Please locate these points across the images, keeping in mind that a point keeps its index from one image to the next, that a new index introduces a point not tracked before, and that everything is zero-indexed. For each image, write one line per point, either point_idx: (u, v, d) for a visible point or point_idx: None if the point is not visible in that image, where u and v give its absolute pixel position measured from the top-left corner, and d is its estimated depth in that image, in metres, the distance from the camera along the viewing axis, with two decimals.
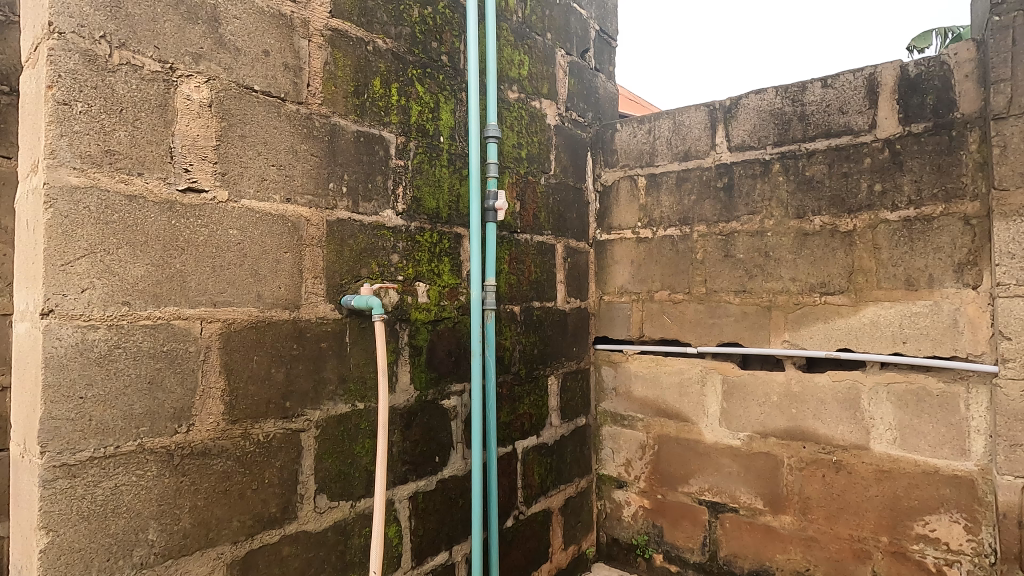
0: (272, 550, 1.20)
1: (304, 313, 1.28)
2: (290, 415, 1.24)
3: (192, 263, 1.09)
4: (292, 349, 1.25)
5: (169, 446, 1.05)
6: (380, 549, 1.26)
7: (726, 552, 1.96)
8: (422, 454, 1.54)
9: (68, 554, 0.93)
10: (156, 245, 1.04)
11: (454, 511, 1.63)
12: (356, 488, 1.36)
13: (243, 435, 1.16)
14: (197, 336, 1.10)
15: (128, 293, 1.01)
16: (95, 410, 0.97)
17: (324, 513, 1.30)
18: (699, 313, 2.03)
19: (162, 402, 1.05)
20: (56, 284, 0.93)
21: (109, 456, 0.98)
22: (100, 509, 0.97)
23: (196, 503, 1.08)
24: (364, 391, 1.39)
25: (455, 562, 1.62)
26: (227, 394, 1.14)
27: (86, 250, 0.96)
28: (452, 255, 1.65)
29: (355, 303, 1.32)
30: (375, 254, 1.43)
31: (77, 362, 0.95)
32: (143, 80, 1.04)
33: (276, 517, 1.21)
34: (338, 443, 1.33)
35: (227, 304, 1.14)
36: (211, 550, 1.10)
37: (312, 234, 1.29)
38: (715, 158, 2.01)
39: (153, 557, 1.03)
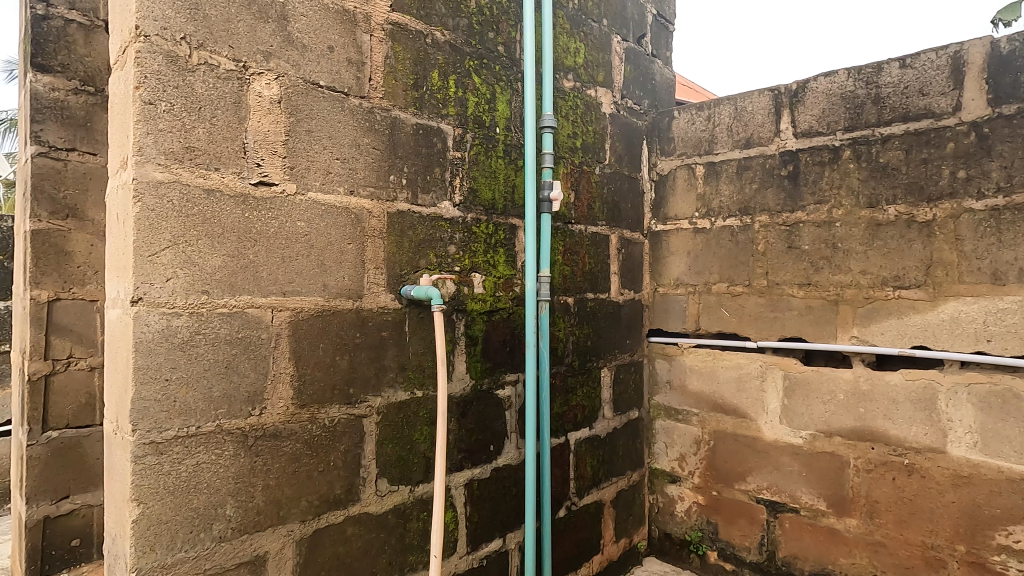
0: (337, 529, 1.25)
1: (366, 303, 1.31)
2: (354, 401, 1.28)
3: (264, 253, 1.14)
4: (355, 338, 1.29)
5: (244, 428, 1.11)
6: (439, 533, 1.29)
7: (786, 554, 1.90)
8: (478, 442, 1.57)
9: (156, 525, 1.00)
10: (231, 236, 1.09)
11: (508, 499, 1.65)
12: (414, 474, 1.40)
13: (311, 419, 1.21)
14: (269, 324, 1.15)
15: (207, 282, 1.06)
16: (179, 391, 1.03)
17: (385, 496, 1.34)
18: (760, 307, 1.96)
19: (238, 385, 1.11)
20: (144, 273, 0.99)
21: (191, 436, 1.04)
22: (183, 485, 1.03)
23: (268, 482, 1.14)
24: (423, 379, 1.42)
25: (508, 549, 1.65)
26: (296, 379, 1.19)
27: (170, 241, 1.02)
28: (507, 246, 1.66)
29: (414, 294, 1.34)
30: (433, 245, 1.45)
31: (162, 346, 1.01)
32: (219, 79, 1.09)
33: (341, 498, 1.26)
34: (398, 429, 1.37)
35: (295, 294, 1.19)
36: (281, 527, 1.16)
37: (374, 226, 1.33)
38: (779, 145, 1.93)
39: (230, 531, 1.09)
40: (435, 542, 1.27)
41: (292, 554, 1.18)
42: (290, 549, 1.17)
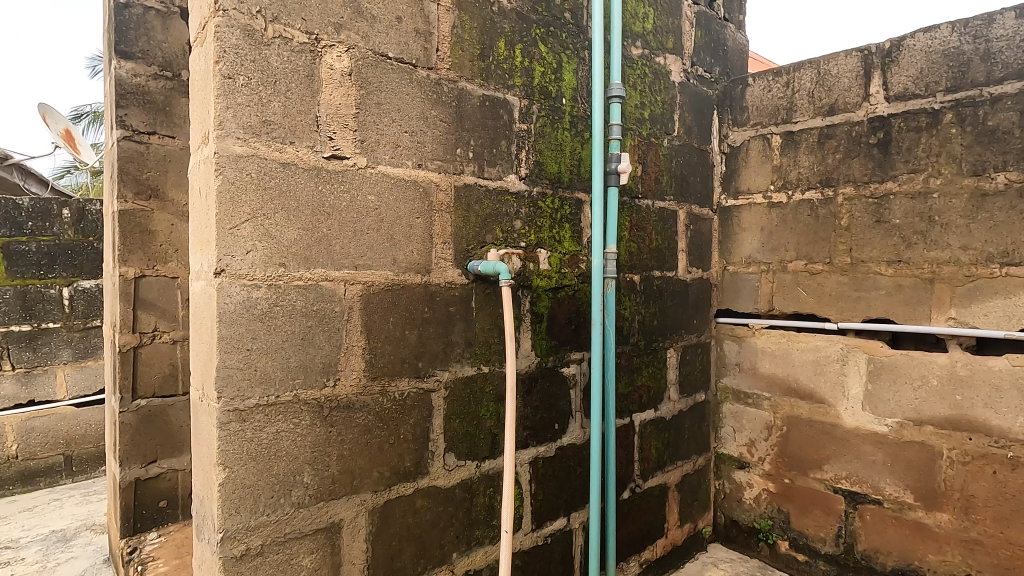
0: (407, 501, 1.27)
1: (434, 278, 1.31)
2: (423, 375, 1.29)
3: (336, 227, 1.15)
4: (423, 312, 1.29)
5: (320, 398, 1.13)
6: (507, 508, 1.29)
7: (866, 547, 1.80)
8: (543, 420, 1.55)
9: (241, 489, 1.03)
10: (306, 209, 1.11)
11: (572, 479, 1.63)
12: (481, 449, 1.40)
13: (382, 392, 1.22)
14: (342, 297, 1.16)
15: (284, 255, 1.08)
16: (259, 361, 1.06)
17: (452, 471, 1.34)
18: (842, 286, 1.84)
19: (313, 357, 1.13)
20: (226, 246, 1.01)
21: (271, 404, 1.07)
22: (265, 452, 1.06)
23: (342, 452, 1.16)
24: (489, 355, 1.41)
25: (573, 528, 1.63)
26: (368, 352, 1.20)
27: (249, 214, 1.04)
28: (573, 221, 1.61)
29: (482, 269, 1.32)
30: (499, 220, 1.43)
31: (244, 317, 1.04)
32: (293, 52, 1.09)
33: (410, 470, 1.27)
34: (465, 404, 1.37)
35: (366, 267, 1.19)
36: (355, 496, 1.18)
37: (441, 199, 1.31)
38: (867, 110, 1.78)
39: (308, 498, 1.12)
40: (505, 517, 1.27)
41: (365, 523, 1.20)
42: (363, 518, 1.20)
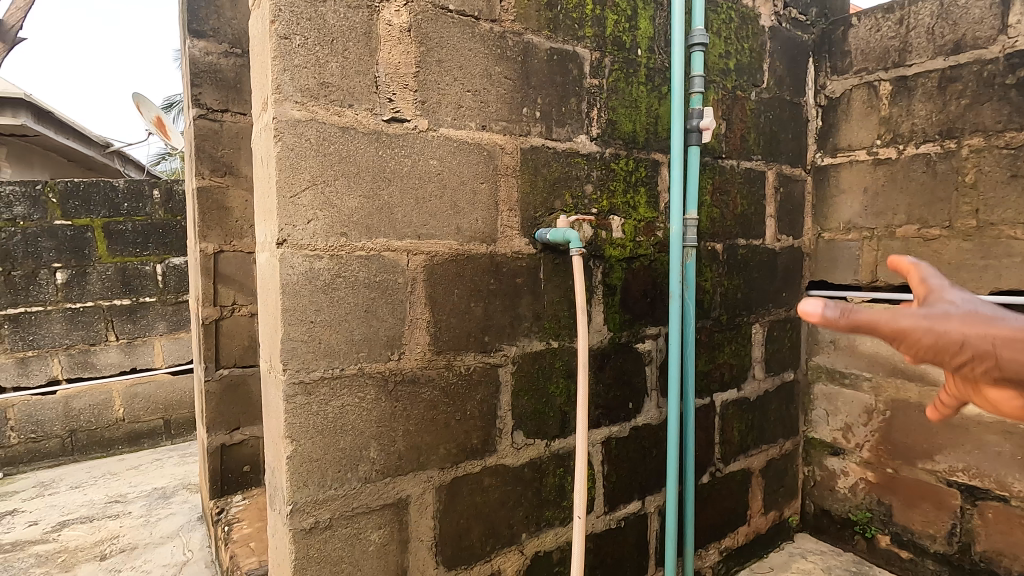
0: (474, 479, 1.22)
1: (500, 247, 1.23)
2: (490, 349, 1.23)
3: (398, 194, 1.09)
4: (489, 284, 1.22)
5: (384, 372, 1.10)
6: (581, 491, 1.22)
7: (985, 549, 1.59)
8: (616, 399, 1.46)
9: (309, 463, 1.02)
10: (367, 176, 1.06)
11: (647, 460, 1.54)
12: (550, 428, 1.33)
13: (447, 366, 1.18)
14: (405, 268, 1.11)
15: (345, 224, 1.04)
16: (323, 333, 1.03)
17: (521, 449, 1.29)
18: (964, 253, 1.60)
19: (377, 330, 1.09)
20: (287, 215, 0.98)
21: (335, 377, 1.05)
22: (331, 425, 1.05)
23: (408, 428, 1.13)
24: (559, 330, 1.33)
25: (647, 513, 1.54)
26: (432, 325, 1.15)
27: (310, 181, 1.00)
28: (649, 185, 1.48)
29: (551, 237, 1.23)
30: (569, 184, 1.33)
31: (307, 288, 1.01)
32: (350, 9, 1.03)
33: (477, 448, 1.22)
34: (534, 380, 1.30)
35: (429, 237, 1.14)
36: (421, 473, 1.15)
37: (506, 163, 1.23)
38: (1004, 45, 1.51)
39: (375, 473, 1.10)
40: (579, 502, 1.21)
41: (432, 500, 1.17)
42: (430, 495, 1.17)
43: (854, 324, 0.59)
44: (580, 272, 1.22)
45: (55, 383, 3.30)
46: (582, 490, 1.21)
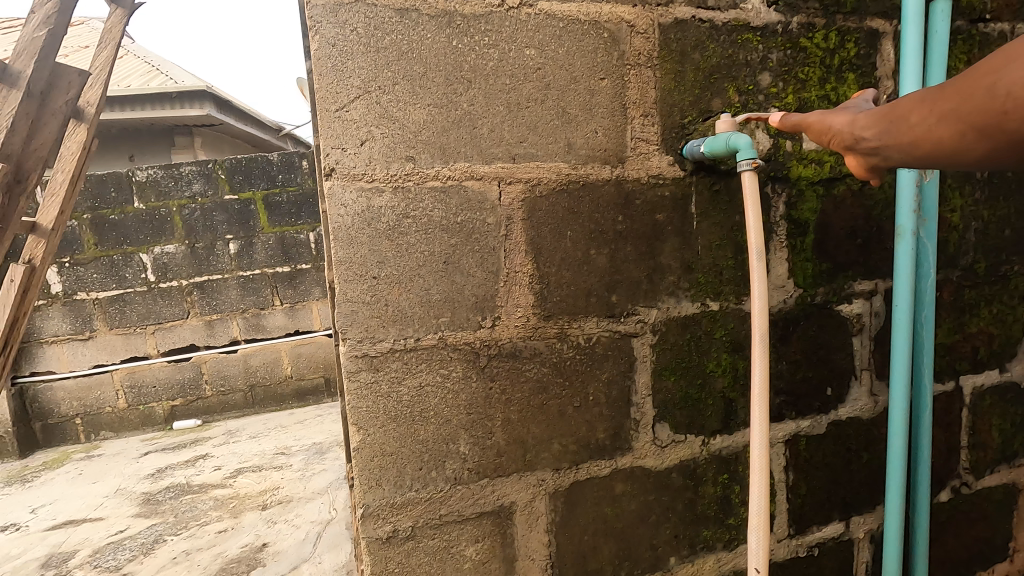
0: (601, 485, 0.92)
1: (630, 170, 0.88)
2: (618, 313, 0.89)
3: (481, 100, 0.79)
4: (616, 223, 0.88)
5: (474, 343, 0.83)
6: (759, 525, 0.85)
7: None
8: (806, 383, 1.03)
9: (381, 457, 0.81)
10: (437, 76, 0.77)
11: (854, 469, 1.09)
12: (709, 422, 0.96)
13: (559, 337, 0.87)
14: (496, 203, 0.82)
15: (411, 145, 0.77)
16: (390, 293, 0.79)
17: (667, 448, 0.95)
18: None
19: (461, 288, 0.82)
20: (333, 135, 0.74)
21: (410, 350, 0.80)
22: (408, 411, 0.81)
23: (509, 417, 0.86)
24: (720, 286, 0.94)
25: (854, 539, 1.11)
26: (537, 281, 0.85)
27: (360, 89, 0.74)
28: (862, 68, 0.99)
29: (706, 150, 0.84)
30: (733, 73, 0.91)
31: (365, 234, 0.77)
32: None
33: (605, 445, 0.91)
34: (683, 355, 0.94)
35: (528, 159, 0.82)
36: (530, 475, 0.88)
37: (638, 47, 0.85)
38: None
39: (467, 473, 0.85)
40: (755, 541, 0.85)
41: (544, 510, 0.89)
42: (542, 503, 0.89)
43: (791, 125, 0.79)
44: (751, 197, 0.82)
45: (236, 343, 3.66)
46: (761, 526, 0.84)
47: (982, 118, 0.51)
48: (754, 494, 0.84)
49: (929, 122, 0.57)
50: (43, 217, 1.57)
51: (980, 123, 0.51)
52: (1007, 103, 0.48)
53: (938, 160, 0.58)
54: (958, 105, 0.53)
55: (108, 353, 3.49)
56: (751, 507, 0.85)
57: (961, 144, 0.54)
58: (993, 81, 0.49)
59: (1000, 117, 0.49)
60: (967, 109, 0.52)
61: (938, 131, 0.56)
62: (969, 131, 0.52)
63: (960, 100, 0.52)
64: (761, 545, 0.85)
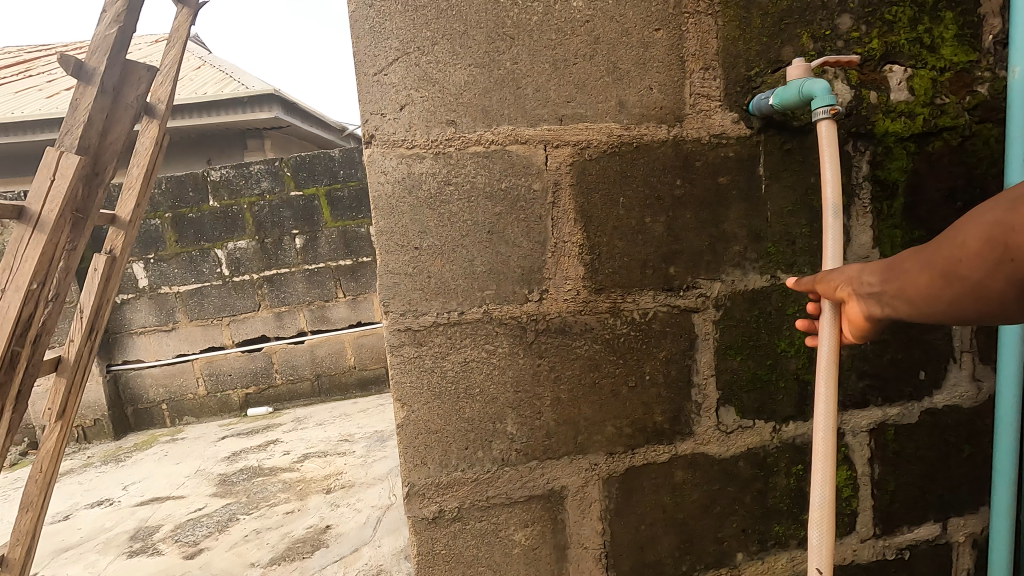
0: (660, 472, 0.85)
1: (690, 130, 0.80)
2: (677, 286, 0.82)
3: (525, 57, 0.74)
4: (674, 187, 0.81)
5: (520, 317, 0.79)
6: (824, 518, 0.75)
7: None
8: (895, 365, 0.92)
9: (426, 434, 0.78)
10: (478, 34, 0.73)
11: (953, 464, 0.96)
12: (780, 406, 0.88)
13: (612, 312, 0.81)
14: (542, 168, 0.77)
15: (452, 108, 0.74)
16: (433, 265, 0.76)
17: (733, 434, 0.87)
18: None
19: (506, 258, 0.78)
20: (373, 100, 0.72)
21: (454, 324, 0.77)
22: (453, 388, 0.78)
23: (559, 396, 0.81)
24: (793, 256, 0.85)
25: (953, 544, 0.98)
26: (588, 251, 0.80)
27: (399, 50, 0.71)
28: (962, 5, 0.87)
29: (775, 102, 0.76)
30: (807, 17, 0.82)
31: (406, 202, 0.74)
32: None
33: (663, 429, 0.85)
34: (750, 333, 0.85)
35: (577, 120, 0.77)
36: (582, 459, 0.83)
37: None
38: None
39: (515, 454, 0.81)
40: (817, 536, 0.75)
41: (598, 497, 0.84)
42: (595, 489, 0.84)
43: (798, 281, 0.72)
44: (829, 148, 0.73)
45: (303, 334, 3.81)
46: (827, 519, 0.74)
47: (952, 265, 0.49)
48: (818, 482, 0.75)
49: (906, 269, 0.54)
50: (122, 209, 1.67)
51: (951, 269, 0.49)
52: (968, 249, 0.47)
53: (918, 311, 0.54)
54: (932, 254, 0.51)
55: (188, 343, 3.72)
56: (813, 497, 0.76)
57: (931, 292, 0.51)
58: (957, 231, 0.49)
59: (963, 263, 0.48)
60: (938, 257, 0.50)
61: (911, 278, 0.53)
62: (940, 277, 0.50)
63: (935, 250, 0.51)
64: (823, 540, 0.75)
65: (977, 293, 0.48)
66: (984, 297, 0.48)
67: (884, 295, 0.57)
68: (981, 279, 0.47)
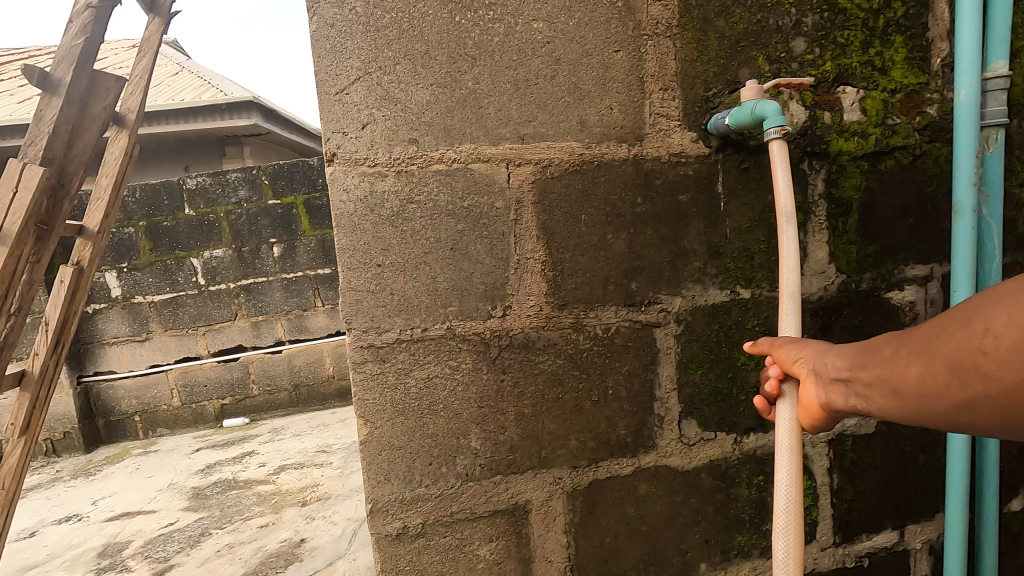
0: (624, 485, 0.86)
1: (650, 149, 0.82)
2: (638, 301, 0.84)
3: (487, 77, 0.76)
4: (635, 205, 0.82)
5: (483, 333, 0.80)
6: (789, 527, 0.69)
7: None
8: None
9: (389, 451, 0.79)
10: (440, 55, 0.74)
11: (910, 472, 0.99)
12: (741, 418, 0.89)
13: (575, 327, 0.82)
14: (505, 186, 0.78)
15: (414, 127, 0.74)
16: (396, 282, 0.76)
17: (695, 447, 0.88)
18: None
19: (469, 275, 0.78)
20: (334, 119, 0.72)
21: (417, 341, 0.78)
22: (416, 404, 0.79)
23: (522, 411, 0.82)
24: (752, 272, 0.87)
25: (910, 550, 1.01)
26: (550, 268, 0.81)
27: (360, 70, 0.72)
28: (911, 30, 0.90)
29: (731, 122, 0.78)
30: (763, 40, 0.84)
31: (369, 220, 0.74)
32: None
33: (627, 442, 0.86)
34: (711, 347, 0.87)
35: (539, 139, 0.78)
36: (546, 473, 0.84)
37: (655, 16, 0.80)
38: None
39: (478, 469, 0.81)
40: (783, 545, 0.69)
41: (562, 510, 0.85)
42: (559, 503, 0.84)
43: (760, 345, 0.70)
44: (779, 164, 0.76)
45: (281, 344, 3.77)
46: (795, 522, 0.68)
47: (969, 361, 0.42)
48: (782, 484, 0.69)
49: (896, 361, 0.49)
50: (90, 220, 1.64)
51: (970, 366, 0.42)
52: (991, 345, 0.41)
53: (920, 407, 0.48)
54: (945, 346, 0.45)
55: (163, 354, 3.66)
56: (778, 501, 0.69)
57: (947, 391, 0.45)
58: (975, 319, 0.42)
59: (986, 358, 0.41)
60: (953, 351, 0.44)
61: (902, 370, 0.48)
62: (947, 374, 0.44)
63: (946, 342, 0.45)
64: (790, 550, 0.69)
65: (1002, 395, 0.41)
66: (999, 405, 0.42)
67: (881, 385, 0.51)
68: (1001, 381, 0.41)
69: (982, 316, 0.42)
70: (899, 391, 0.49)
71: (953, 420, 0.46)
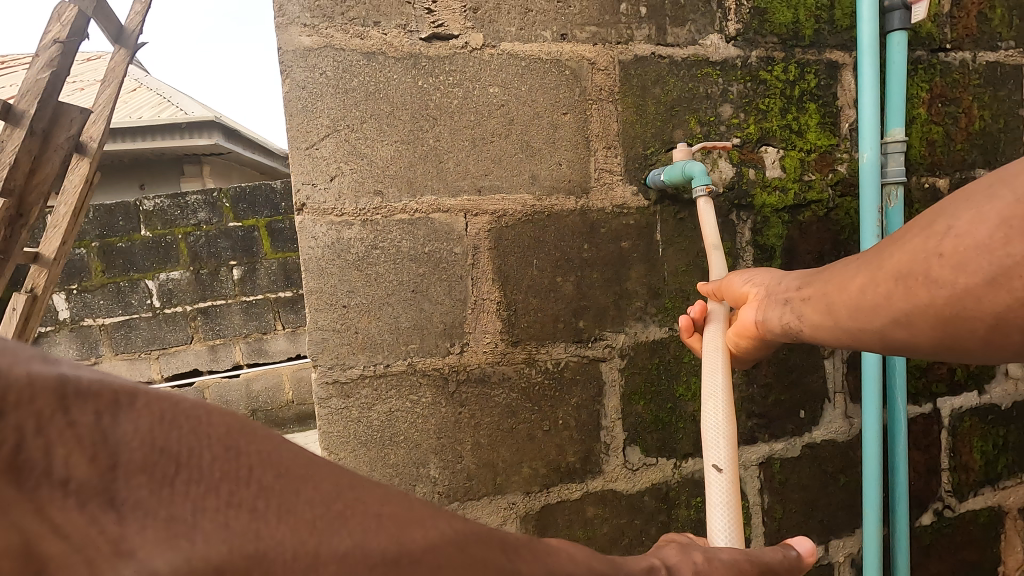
0: (573, 509, 0.93)
1: (595, 201, 0.91)
2: (586, 338, 0.92)
3: (447, 136, 0.83)
4: (582, 250, 0.91)
5: (442, 369, 0.86)
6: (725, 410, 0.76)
7: None
8: (779, 405, 1.05)
9: None
10: (404, 115, 0.81)
11: (832, 492, 1.09)
12: (680, 445, 0.98)
13: (528, 362, 0.89)
14: (463, 234, 0.85)
15: (379, 180, 0.81)
16: (360, 321, 0.82)
17: (638, 471, 0.96)
18: None
19: (430, 315, 0.84)
20: (305, 172, 0.78)
21: (380, 376, 0.83)
22: (378, 436, 0.84)
23: (478, 441, 0.88)
24: (687, 311, 0.96)
25: (834, 563, 1.10)
26: (505, 308, 0.88)
27: (330, 127, 0.79)
28: (823, 98, 1.02)
29: (666, 179, 0.88)
30: (694, 106, 0.95)
31: (335, 265, 0.80)
32: None
33: (576, 469, 0.93)
34: (652, 379, 0.95)
35: (495, 191, 0.86)
36: (500, 499, 0.90)
37: (599, 83, 0.89)
38: None
39: (438, 496, 0.87)
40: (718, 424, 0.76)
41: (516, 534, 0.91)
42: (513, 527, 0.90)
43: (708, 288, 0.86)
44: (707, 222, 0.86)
45: (238, 368, 3.70)
46: (726, 406, 0.76)
47: (915, 269, 0.58)
48: (712, 367, 0.78)
49: (848, 275, 0.65)
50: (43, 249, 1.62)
51: (916, 272, 0.58)
52: (949, 253, 0.56)
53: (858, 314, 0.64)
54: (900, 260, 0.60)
55: None
56: (709, 385, 0.77)
57: (890, 296, 0.60)
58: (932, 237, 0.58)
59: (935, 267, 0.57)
60: (905, 264, 0.59)
61: (855, 282, 0.64)
62: (895, 283, 0.60)
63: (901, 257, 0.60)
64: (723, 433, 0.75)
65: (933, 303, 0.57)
66: (932, 310, 0.57)
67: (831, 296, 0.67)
68: (938, 291, 0.56)
69: (943, 229, 0.57)
70: (844, 303, 0.65)
71: (883, 328, 0.62)
